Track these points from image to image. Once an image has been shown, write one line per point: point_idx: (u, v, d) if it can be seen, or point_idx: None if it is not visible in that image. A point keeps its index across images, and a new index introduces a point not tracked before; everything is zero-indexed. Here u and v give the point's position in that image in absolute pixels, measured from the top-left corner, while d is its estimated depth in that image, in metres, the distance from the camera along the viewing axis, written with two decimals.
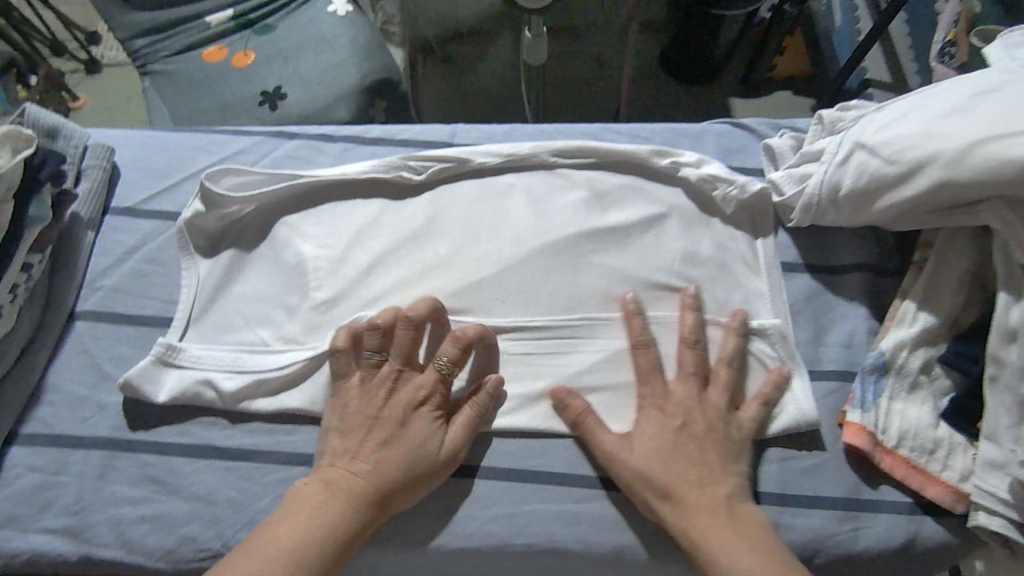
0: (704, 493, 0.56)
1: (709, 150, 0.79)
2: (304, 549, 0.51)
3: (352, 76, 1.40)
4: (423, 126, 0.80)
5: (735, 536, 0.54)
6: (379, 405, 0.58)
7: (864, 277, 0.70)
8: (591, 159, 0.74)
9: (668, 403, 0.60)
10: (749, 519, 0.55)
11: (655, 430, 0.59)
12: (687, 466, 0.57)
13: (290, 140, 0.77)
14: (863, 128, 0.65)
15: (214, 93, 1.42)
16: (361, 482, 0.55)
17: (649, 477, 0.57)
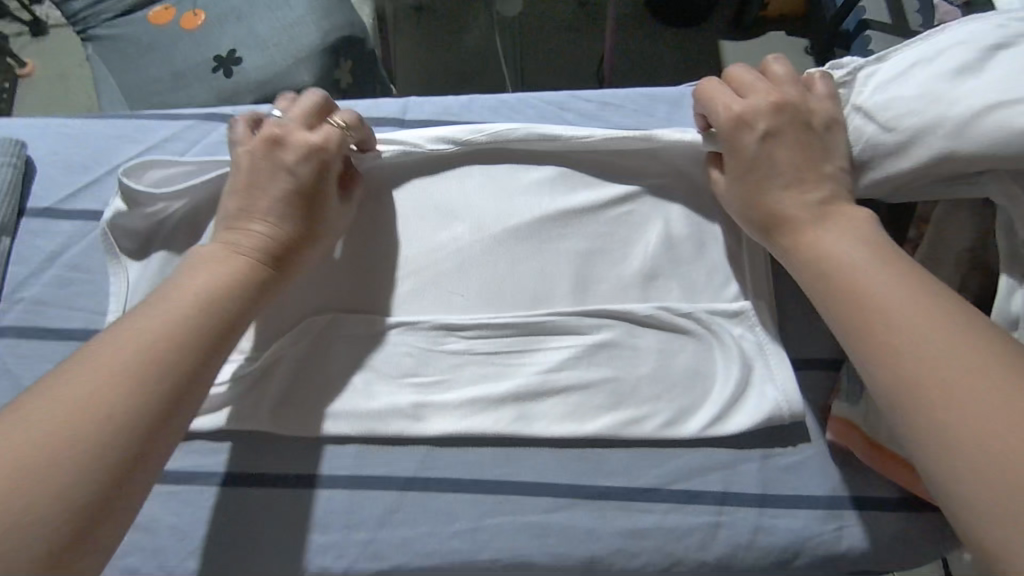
0: (920, 305, 0.45)
1: (688, 117, 0.71)
2: (109, 395, 0.43)
3: (312, 34, 1.29)
4: (372, 101, 0.72)
5: (908, 315, 0.44)
6: (253, 179, 0.56)
7: None
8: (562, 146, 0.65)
9: (815, 146, 0.56)
10: (850, 218, 0.52)
11: (795, 154, 0.55)
12: (788, 171, 0.55)
13: (225, 122, 0.70)
14: (859, 84, 0.59)
15: (163, 59, 1.32)
16: (185, 309, 0.48)
17: (784, 223, 0.54)
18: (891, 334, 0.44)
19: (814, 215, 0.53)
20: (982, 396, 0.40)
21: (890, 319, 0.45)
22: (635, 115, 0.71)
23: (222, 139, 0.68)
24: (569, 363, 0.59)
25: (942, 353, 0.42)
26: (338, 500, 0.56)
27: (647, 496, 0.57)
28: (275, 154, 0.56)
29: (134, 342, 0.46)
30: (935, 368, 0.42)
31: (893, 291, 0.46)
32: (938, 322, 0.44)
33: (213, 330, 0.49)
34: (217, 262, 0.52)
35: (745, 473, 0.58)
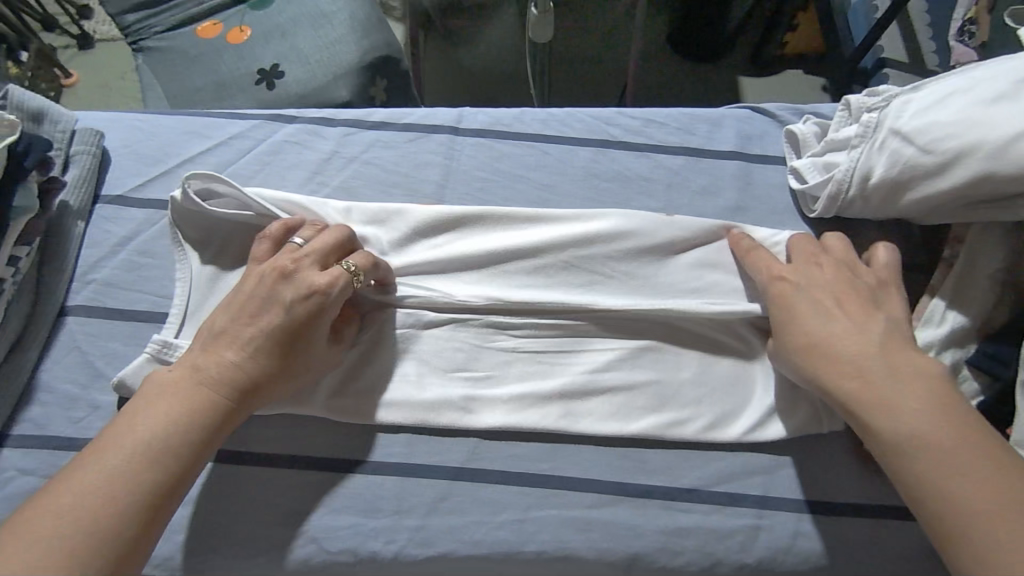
0: (941, 429, 0.48)
1: (728, 137, 0.75)
2: (104, 509, 0.45)
3: (352, 52, 1.35)
4: (427, 109, 0.75)
5: (948, 456, 0.47)
6: (240, 304, 0.55)
7: None
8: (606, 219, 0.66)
9: (860, 293, 0.57)
10: (909, 366, 0.52)
11: (837, 295, 0.56)
12: (832, 310, 0.55)
13: (288, 124, 0.73)
14: (896, 110, 0.61)
15: (209, 71, 1.38)
16: (171, 416, 0.50)
17: (836, 377, 0.52)
18: (905, 459, 0.48)
19: (861, 359, 0.52)
20: (996, 518, 0.45)
21: (914, 450, 0.48)
22: (678, 133, 0.75)
23: (287, 139, 0.72)
24: (615, 364, 0.61)
25: (961, 478, 0.46)
26: (388, 486, 0.58)
27: (689, 497, 0.58)
28: (276, 279, 0.55)
29: (120, 455, 0.47)
30: (957, 491, 0.46)
31: (911, 416, 0.49)
32: (954, 446, 0.48)
33: (201, 432, 0.50)
34: (185, 385, 0.51)
35: (785, 478, 0.59)
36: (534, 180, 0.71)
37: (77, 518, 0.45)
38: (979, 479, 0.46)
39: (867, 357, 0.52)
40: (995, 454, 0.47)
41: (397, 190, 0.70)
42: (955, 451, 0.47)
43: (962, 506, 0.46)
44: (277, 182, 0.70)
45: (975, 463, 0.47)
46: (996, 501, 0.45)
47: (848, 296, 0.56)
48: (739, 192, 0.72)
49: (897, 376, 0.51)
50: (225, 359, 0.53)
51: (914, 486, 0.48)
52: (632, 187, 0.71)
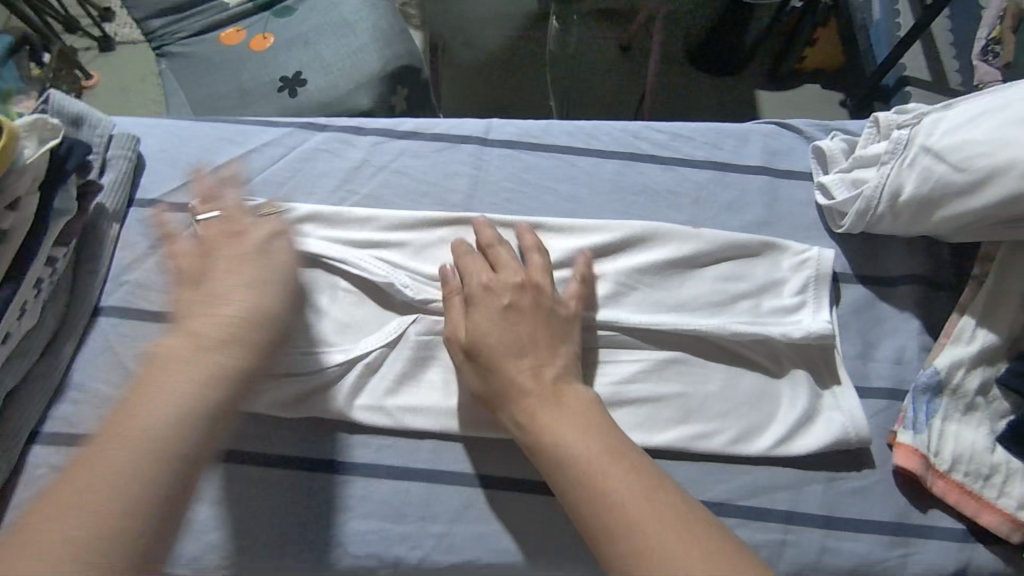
0: (596, 448, 0.49)
1: (755, 152, 0.75)
2: (118, 460, 0.41)
3: (374, 61, 1.37)
4: (456, 120, 0.76)
5: (630, 499, 0.46)
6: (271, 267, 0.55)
7: (917, 290, 0.67)
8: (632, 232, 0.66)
9: (544, 308, 0.58)
10: (572, 397, 0.53)
11: (515, 306, 0.58)
12: (524, 336, 0.56)
13: (319, 132, 0.74)
14: (928, 127, 0.61)
15: (233, 77, 1.40)
16: (183, 388, 0.45)
17: (518, 400, 0.53)
18: (591, 489, 0.47)
19: (510, 346, 0.55)
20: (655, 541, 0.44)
21: (591, 488, 0.47)
22: (705, 147, 0.75)
23: (317, 147, 0.73)
24: (641, 375, 0.61)
25: (617, 490, 0.47)
26: (414, 492, 0.58)
27: (715, 511, 0.58)
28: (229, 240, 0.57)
29: (133, 423, 0.43)
30: (629, 518, 0.45)
31: (574, 435, 0.50)
32: (614, 471, 0.48)
33: (230, 390, 0.47)
34: (183, 348, 0.47)
35: (812, 494, 0.59)
36: (560, 192, 0.72)
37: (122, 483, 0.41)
38: (664, 521, 0.45)
39: (526, 379, 0.54)
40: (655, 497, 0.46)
41: (426, 200, 0.71)
42: (618, 486, 0.47)
43: (639, 533, 0.45)
44: (307, 189, 0.70)
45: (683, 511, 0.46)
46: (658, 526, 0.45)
47: (533, 310, 0.58)
48: (765, 207, 0.72)
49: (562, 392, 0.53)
50: (235, 313, 0.50)
51: (600, 522, 0.46)
52: (658, 200, 0.72)
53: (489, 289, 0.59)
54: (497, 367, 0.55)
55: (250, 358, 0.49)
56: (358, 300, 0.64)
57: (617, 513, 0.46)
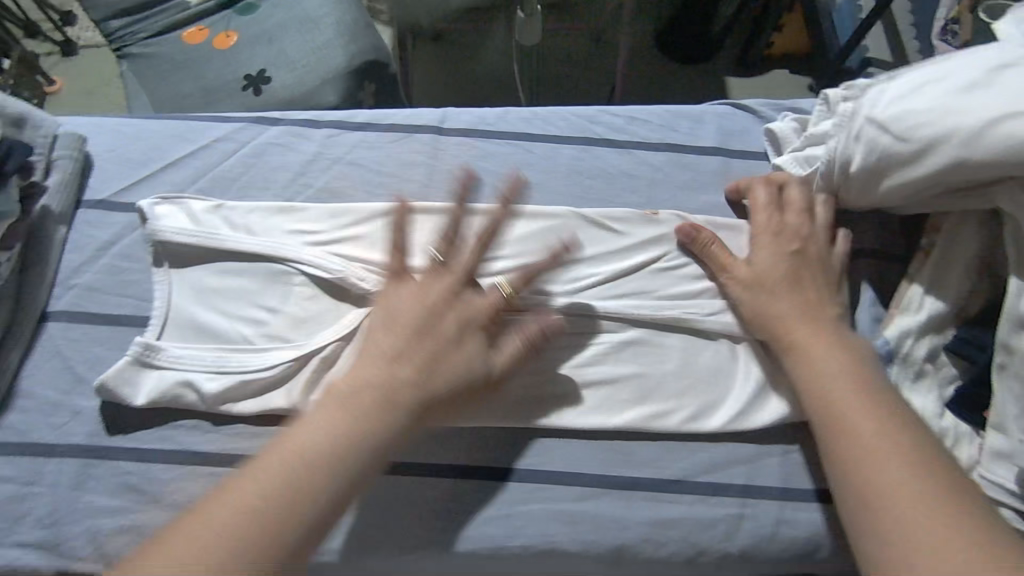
0: (871, 408, 0.51)
1: (709, 133, 0.75)
2: (273, 507, 0.45)
3: (338, 57, 1.36)
4: (411, 110, 0.76)
5: (898, 466, 0.48)
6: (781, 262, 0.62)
7: (870, 263, 0.68)
8: (586, 218, 0.67)
9: (812, 263, 0.62)
10: (852, 345, 0.56)
11: (795, 257, 0.62)
12: (798, 294, 0.60)
13: (272, 126, 0.73)
14: (871, 99, 0.61)
15: (196, 77, 1.38)
16: (335, 420, 0.49)
17: (792, 337, 0.57)
18: (870, 455, 0.49)
19: (785, 284, 0.60)
20: (886, 477, 0.47)
21: (865, 456, 0.49)
22: (660, 130, 0.75)
23: (270, 142, 0.72)
24: (601, 356, 0.61)
25: (879, 458, 0.48)
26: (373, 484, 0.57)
27: (673, 489, 0.58)
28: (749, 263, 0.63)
29: (292, 460, 0.47)
30: (874, 460, 0.48)
31: (841, 388, 0.53)
32: (895, 438, 0.49)
33: (398, 406, 0.51)
34: (366, 363, 0.52)
35: (767, 468, 0.59)
36: (516, 178, 0.71)
37: (257, 518, 0.45)
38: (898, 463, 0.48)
39: (808, 331, 0.57)
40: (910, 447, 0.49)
41: (381, 190, 0.70)
42: (871, 432, 0.50)
43: (890, 503, 0.46)
44: (260, 185, 0.70)
45: (942, 481, 0.47)
46: (901, 501, 0.46)
47: (816, 262, 0.62)
48: (720, 187, 0.72)
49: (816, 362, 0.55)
50: (389, 333, 0.54)
51: (853, 485, 0.48)
52: (614, 183, 0.72)
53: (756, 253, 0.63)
54: (785, 318, 0.59)
55: (375, 369, 0.52)
56: (313, 294, 0.63)
57: (866, 460, 0.49)
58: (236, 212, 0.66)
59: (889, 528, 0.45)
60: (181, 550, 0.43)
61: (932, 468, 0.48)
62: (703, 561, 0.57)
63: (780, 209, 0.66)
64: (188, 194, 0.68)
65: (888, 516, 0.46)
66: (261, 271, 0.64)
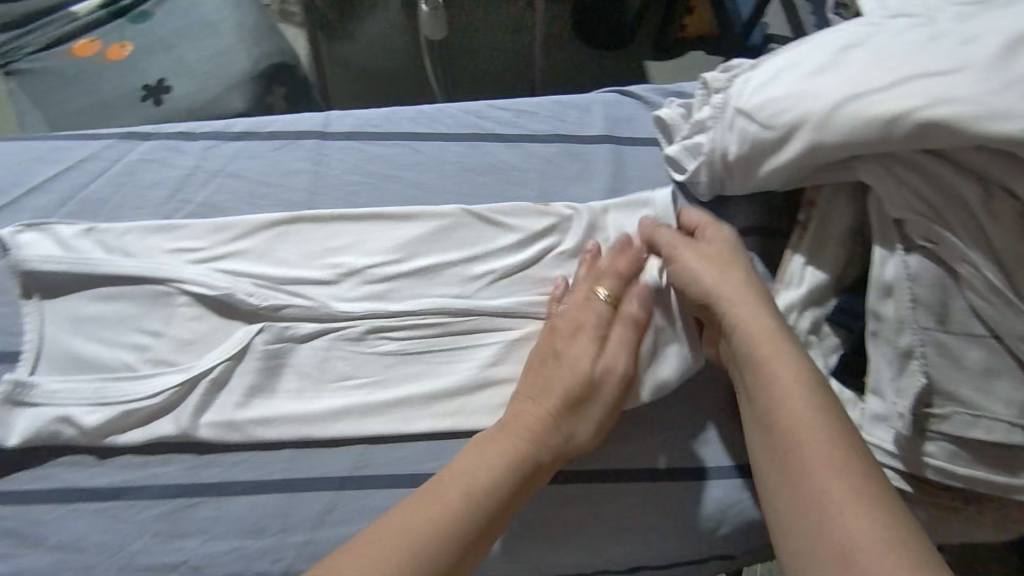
0: (826, 437, 0.48)
1: (597, 121, 0.76)
2: (428, 530, 0.46)
3: (241, 62, 1.31)
4: (293, 115, 0.73)
5: (851, 507, 0.45)
6: (725, 255, 0.59)
7: (757, 239, 0.72)
8: (483, 217, 0.67)
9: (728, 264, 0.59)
10: (802, 359, 0.52)
11: (721, 253, 0.60)
12: (747, 301, 0.56)
13: (145, 141, 0.70)
14: (739, 89, 0.64)
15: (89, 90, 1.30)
16: (495, 460, 0.51)
17: (745, 353, 0.54)
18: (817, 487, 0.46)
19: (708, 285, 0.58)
20: (844, 517, 0.44)
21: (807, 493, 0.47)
22: (550, 121, 0.75)
23: (142, 158, 0.68)
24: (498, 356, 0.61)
25: (831, 493, 0.45)
26: (273, 505, 0.55)
27: (580, 478, 0.59)
28: (710, 264, 0.59)
29: (427, 501, 0.48)
30: (824, 492, 0.46)
31: (796, 400, 0.50)
32: (844, 472, 0.46)
33: (549, 441, 0.53)
34: (522, 392, 0.56)
35: (669, 447, 0.61)
36: (405, 180, 0.70)
37: (434, 535, 0.46)
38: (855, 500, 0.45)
39: (771, 352, 0.53)
40: (867, 475, 0.46)
41: (265, 201, 0.67)
42: (826, 465, 0.47)
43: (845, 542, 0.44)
44: (133, 204, 0.66)
45: (893, 518, 0.44)
46: (858, 542, 0.43)
47: (729, 264, 0.59)
48: (613, 175, 0.73)
49: (784, 378, 0.51)
50: (535, 368, 0.57)
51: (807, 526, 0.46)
52: (504, 179, 0.71)
53: (707, 248, 0.61)
54: (731, 324, 0.56)
55: (531, 397, 0.55)
56: (201, 313, 0.61)
57: (824, 500, 0.45)
58: (110, 233, 0.63)
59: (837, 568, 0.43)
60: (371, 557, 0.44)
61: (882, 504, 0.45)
62: (610, 542, 0.58)
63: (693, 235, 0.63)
64: (57, 217, 0.64)
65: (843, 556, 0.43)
66: (142, 293, 0.61)
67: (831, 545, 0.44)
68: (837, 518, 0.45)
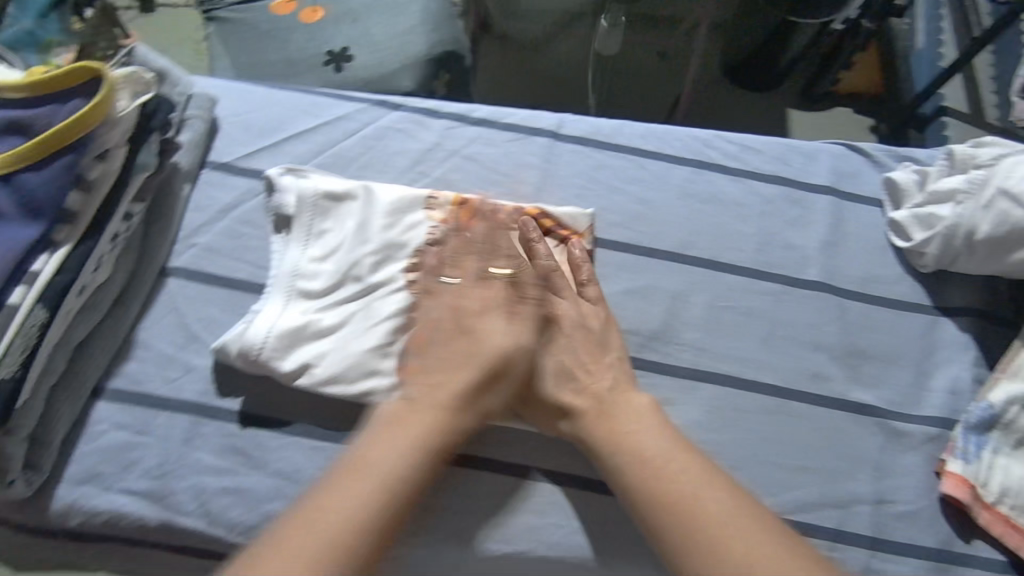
0: (680, 470, 0.52)
1: (821, 171, 0.75)
2: (388, 485, 0.48)
3: (418, 44, 1.21)
4: (529, 112, 0.76)
5: (723, 520, 0.49)
6: (569, 320, 0.61)
7: (975, 321, 0.69)
8: (701, 259, 0.69)
9: (582, 332, 0.61)
10: (631, 404, 0.57)
11: (567, 323, 0.61)
12: (569, 356, 0.60)
13: (392, 111, 0.74)
14: (1006, 170, 0.64)
15: (271, 43, 1.24)
16: (430, 420, 0.53)
17: (588, 412, 0.57)
18: (682, 512, 0.50)
19: (559, 345, 0.61)
20: (751, 552, 0.48)
21: (685, 509, 0.50)
22: (774, 162, 0.75)
23: (390, 127, 0.73)
24: (696, 382, 0.64)
25: (709, 512, 0.50)
26: (472, 479, 0.58)
27: None
28: (565, 376, 0.59)
29: (357, 477, 0.48)
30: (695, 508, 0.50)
31: (653, 443, 0.54)
32: (709, 496, 0.51)
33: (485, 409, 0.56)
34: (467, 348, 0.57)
35: (859, 516, 0.60)
36: (629, 193, 0.72)
37: (348, 509, 0.47)
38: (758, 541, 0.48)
39: (614, 411, 0.57)
40: (725, 493, 0.51)
41: (496, 188, 0.71)
42: (690, 481, 0.52)
43: (734, 553, 0.48)
44: (378, 167, 0.71)
45: (756, 526, 0.49)
46: (744, 537, 0.48)
47: (575, 337, 0.61)
48: (831, 229, 0.72)
49: (664, 472, 0.52)
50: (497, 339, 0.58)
51: (677, 541, 0.50)
52: (723, 211, 0.72)
53: (560, 305, 0.62)
54: (572, 388, 0.59)
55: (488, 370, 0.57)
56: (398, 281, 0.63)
57: (718, 526, 0.49)
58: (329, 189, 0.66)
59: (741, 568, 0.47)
60: (299, 537, 0.44)
61: (746, 506, 0.50)
62: None
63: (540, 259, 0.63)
64: (311, 163, 0.70)
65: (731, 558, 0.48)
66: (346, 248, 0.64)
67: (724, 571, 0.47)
68: (745, 556, 0.48)
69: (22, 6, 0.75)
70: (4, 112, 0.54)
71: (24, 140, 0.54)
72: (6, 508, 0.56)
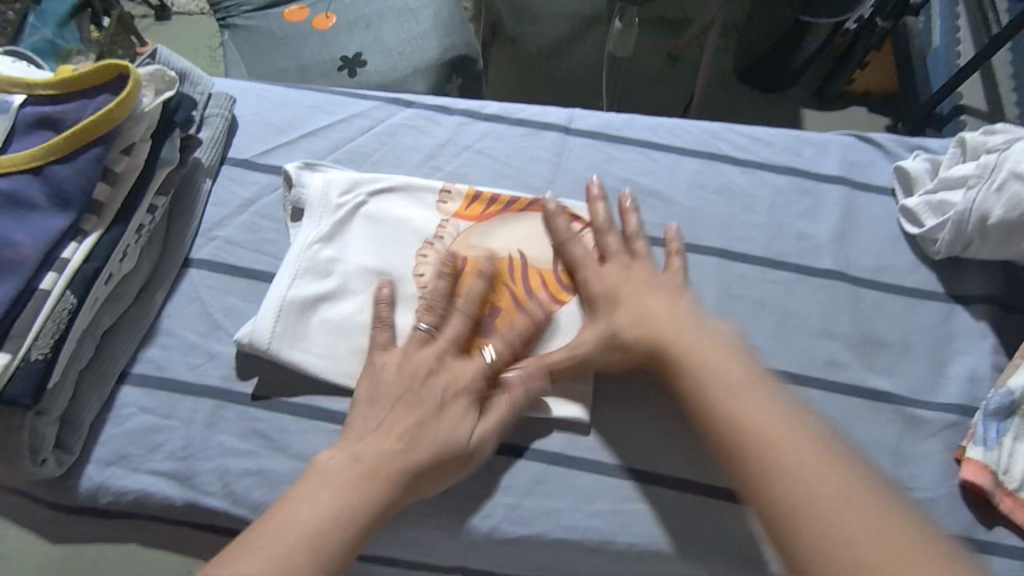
0: (760, 412, 0.52)
1: (832, 161, 0.75)
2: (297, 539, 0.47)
3: (431, 48, 1.23)
4: (540, 107, 0.77)
5: (808, 459, 0.49)
6: (643, 278, 0.62)
7: (992, 309, 0.68)
8: (713, 248, 0.70)
9: (655, 283, 0.62)
10: (703, 339, 0.57)
11: (632, 283, 0.62)
12: (649, 298, 0.60)
13: (406, 108, 0.76)
14: (1017, 153, 0.64)
15: (287, 49, 1.27)
16: (371, 462, 0.51)
17: (670, 345, 0.57)
18: (766, 451, 0.50)
19: (639, 290, 0.61)
20: (850, 510, 0.46)
21: (770, 445, 0.50)
22: (784, 153, 0.76)
23: (404, 123, 0.74)
24: None
25: (792, 461, 0.49)
26: (488, 464, 0.59)
27: None
28: (636, 319, 0.59)
29: (298, 534, 0.47)
30: (776, 448, 0.50)
31: (734, 381, 0.54)
32: (797, 447, 0.50)
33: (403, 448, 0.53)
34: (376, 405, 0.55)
35: None
36: (640, 185, 0.72)
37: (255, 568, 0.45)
38: (842, 492, 0.47)
39: (693, 347, 0.56)
40: (817, 458, 0.49)
41: (508, 181, 0.72)
42: (770, 421, 0.51)
43: (820, 488, 0.47)
44: (392, 162, 0.72)
45: (847, 477, 0.48)
46: (844, 502, 0.47)
47: (647, 287, 0.61)
48: (843, 218, 0.72)
49: (737, 404, 0.52)
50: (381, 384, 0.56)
51: (779, 491, 0.48)
52: (734, 201, 0.72)
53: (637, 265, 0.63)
54: (651, 322, 0.59)
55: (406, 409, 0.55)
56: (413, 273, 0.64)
57: (802, 470, 0.48)
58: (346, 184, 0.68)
59: (844, 522, 0.46)
60: None
61: (834, 460, 0.49)
62: None
63: (602, 237, 0.66)
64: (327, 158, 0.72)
65: (822, 499, 0.47)
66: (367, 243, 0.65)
67: (825, 530, 0.46)
68: (836, 500, 0.47)
69: (43, 18, 0.87)
70: (35, 108, 0.57)
71: (55, 133, 0.56)
72: (37, 487, 0.57)
